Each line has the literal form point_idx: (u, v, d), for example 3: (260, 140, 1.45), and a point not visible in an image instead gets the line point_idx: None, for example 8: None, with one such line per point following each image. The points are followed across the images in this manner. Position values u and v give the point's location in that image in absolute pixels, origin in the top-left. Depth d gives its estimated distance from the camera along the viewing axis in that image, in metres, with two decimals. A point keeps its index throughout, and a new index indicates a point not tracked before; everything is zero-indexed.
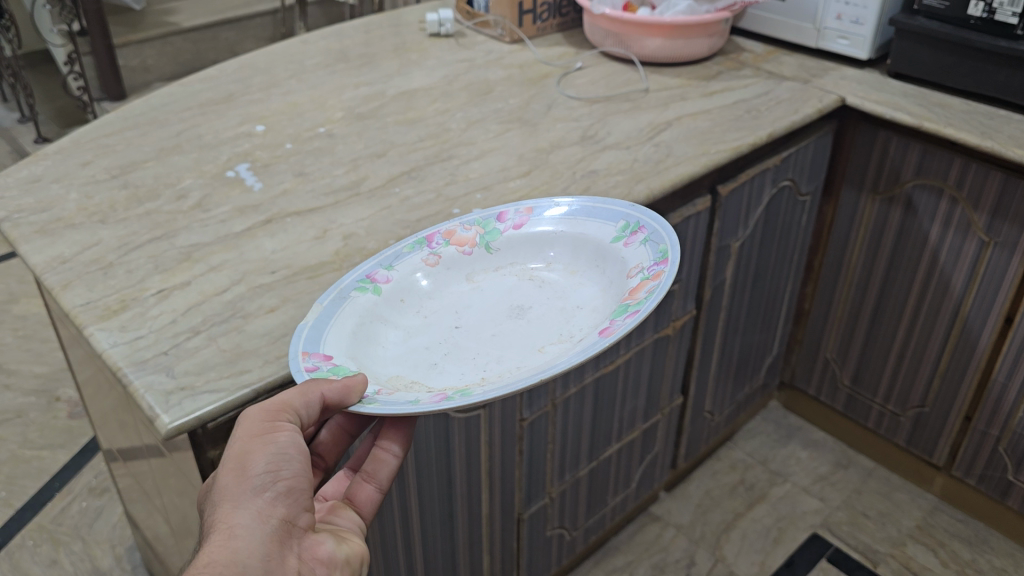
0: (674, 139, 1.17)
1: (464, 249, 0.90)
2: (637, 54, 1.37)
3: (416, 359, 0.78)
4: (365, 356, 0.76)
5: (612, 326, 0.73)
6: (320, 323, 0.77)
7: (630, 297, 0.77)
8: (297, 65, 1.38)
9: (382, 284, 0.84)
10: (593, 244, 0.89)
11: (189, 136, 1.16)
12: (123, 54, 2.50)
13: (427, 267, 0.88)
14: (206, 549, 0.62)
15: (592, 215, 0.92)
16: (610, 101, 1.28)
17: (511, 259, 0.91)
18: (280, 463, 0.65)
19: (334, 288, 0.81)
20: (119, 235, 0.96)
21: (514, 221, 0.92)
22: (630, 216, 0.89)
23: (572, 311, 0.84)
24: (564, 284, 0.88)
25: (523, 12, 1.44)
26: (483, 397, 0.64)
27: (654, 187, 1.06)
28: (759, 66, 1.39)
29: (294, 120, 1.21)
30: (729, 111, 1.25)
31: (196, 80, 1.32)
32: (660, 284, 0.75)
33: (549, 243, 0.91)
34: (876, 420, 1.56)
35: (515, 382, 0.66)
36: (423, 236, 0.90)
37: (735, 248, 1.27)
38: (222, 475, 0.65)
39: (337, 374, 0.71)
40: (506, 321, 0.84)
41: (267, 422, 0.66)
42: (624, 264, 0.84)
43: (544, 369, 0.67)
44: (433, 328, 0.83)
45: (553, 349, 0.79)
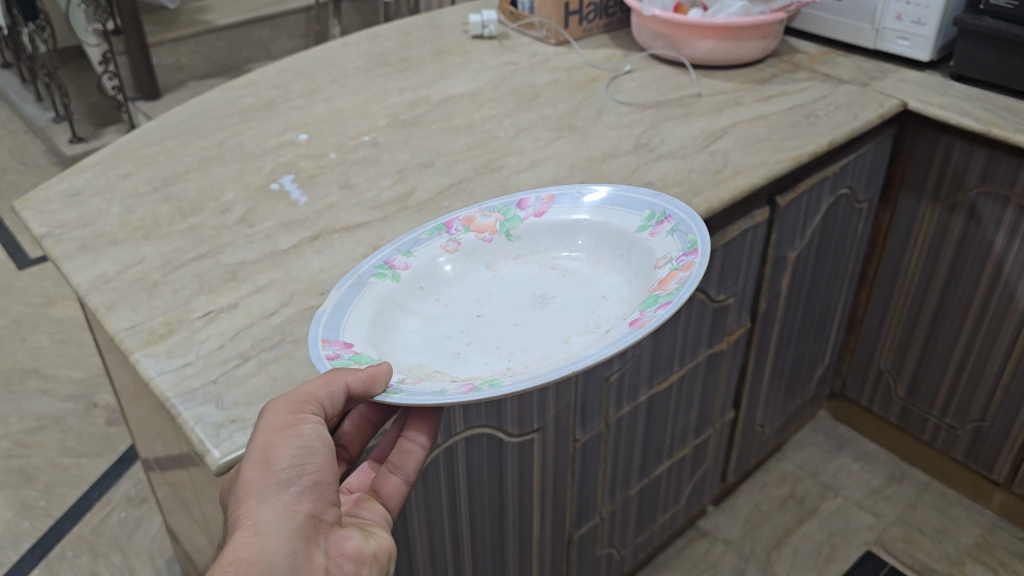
0: (731, 147, 1.12)
1: (484, 236, 0.90)
2: (688, 56, 1.33)
3: (438, 348, 0.77)
4: (386, 343, 0.75)
5: (643, 316, 0.71)
6: (339, 310, 0.76)
7: (659, 287, 0.76)
8: (339, 69, 1.34)
9: (400, 270, 0.83)
10: (616, 235, 0.88)
11: (231, 145, 1.13)
12: (157, 53, 2.49)
13: (447, 253, 0.87)
14: (230, 546, 0.59)
15: (615, 205, 0.90)
16: (661, 105, 1.23)
17: (532, 247, 0.90)
18: (305, 456, 0.63)
19: (353, 274, 0.80)
20: (163, 251, 0.93)
21: (535, 208, 0.92)
22: (655, 205, 0.88)
23: (597, 301, 0.83)
24: (588, 273, 0.87)
25: (569, 13, 1.40)
26: (514, 386, 0.63)
27: (713, 200, 1.02)
28: (815, 68, 1.34)
29: (338, 128, 1.17)
30: (787, 117, 1.20)
31: (235, 86, 1.29)
32: (691, 275, 0.74)
33: (571, 232, 0.90)
34: (931, 433, 1.51)
35: (546, 371, 0.64)
36: (441, 222, 0.89)
37: (792, 259, 1.22)
38: (246, 469, 0.63)
39: (359, 362, 0.69)
40: (530, 311, 0.83)
41: (292, 414, 0.64)
42: (650, 255, 0.83)
43: (576, 359, 0.65)
44: (454, 317, 0.82)
45: (580, 340, 0.78)
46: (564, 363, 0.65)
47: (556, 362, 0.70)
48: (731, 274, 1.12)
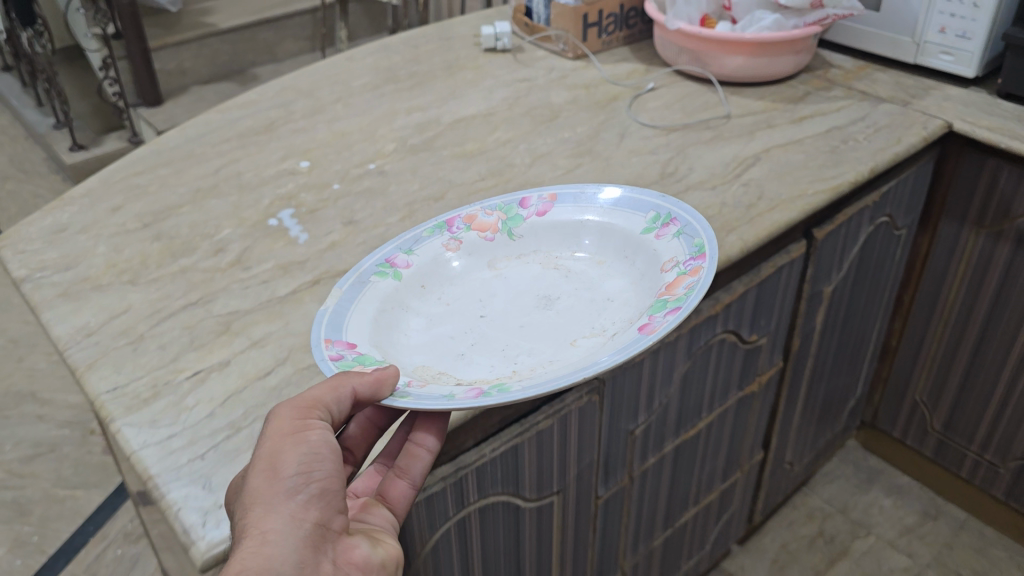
0: (765, 176, 1.04)
1: (486, 235, 0.92)
2: (715, 73, 1.24)
3: (441, 348, 0.79)
4: (390, 343, 0.77)
5: (651, 323, 0.72)
6: (342, 310, 0.78)
7: (668, 293, 0.77)
8: (344, 87, 1.26)
9: (402, 269, 0.85)
10: (620, 235, 0.90)
11: (228, 175, 1.06)
12: (160, 58, 2.41)
13: (450, 251, 0.89)
14: (238, 556, 0.55)
15: (619, 208, 0.93)
16: (688, 128, 1.15)
17: (535, 246, 0.92)
18: (312, 463, 0.60)
19: (355, 273, 0.82)
20: (151, 299, 0.86)
21: (537, 208, 0.94)
22: (661, 207, 0.90)
23: (602, 303, 0.84)
24: (592, 273, 0.89)
25: (588, 25, 1.32)
26: (521, 392, 0.64)
27: (748, 238, 0.93)
28: (851, 85, 1.26)
29: (342, 155, 1.09)
30: (823, 141, 1.11)
31: (234, 106, 1.22)
32: (699, 281, 0.76)
33: (574, 232, 0.92)
34: (970, 469, 1.43)
35: (557, 377, 0.65)
36: (443, 221, 0.92)
37: (828, 294, 1.14)
38: (252, 477, 0.59)
39: (363, 363, 0.71)
40: (534, 311, 0.85)
41: (299, 420, 0.62)
42: (655, 258, 0.85)
43: (585, 365, 0.67)
44: (456, 316, 0.84)
45: (586, 343, 0.78)
46: (572, 370, 0.66)
47: (562, 366, 0.72)
48: (764, 313, 1.04)
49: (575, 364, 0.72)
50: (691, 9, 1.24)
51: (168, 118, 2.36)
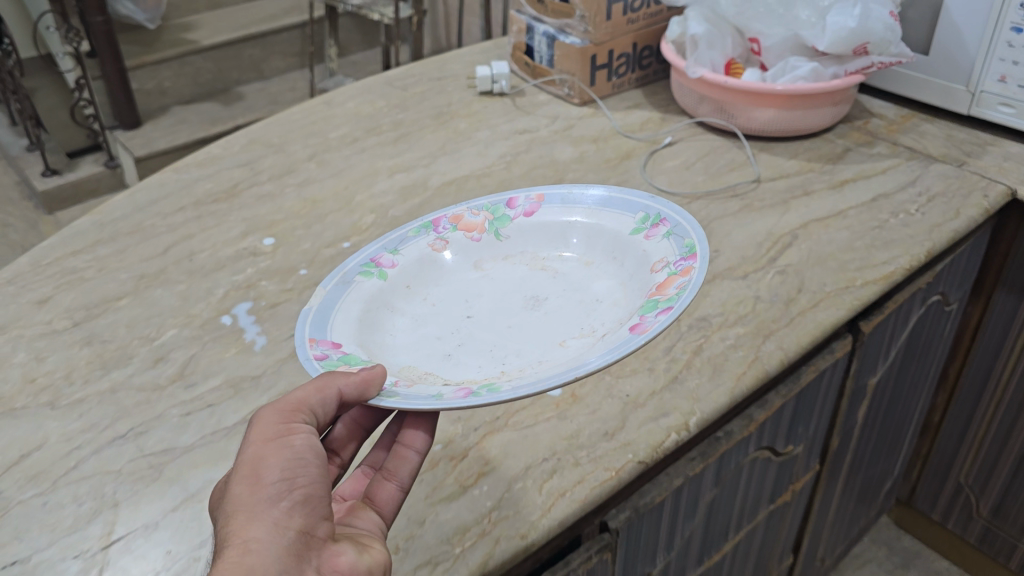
0: (804, 261, 0.89)
1: (472, 235, 0.85)
2: (741, 126, 1.09)
3: (427, 351, 0.71)
4: (375, 344, 0.69)
5: (643, 322, 0.66)
6: (326, 306, 0.71)
7: (658, 293, 0.71)
8: (319, 139, 1.12)
9: (387, 268, 0.79)
10: (610, 236, 0.84)
11: (180, 256, 0.92)
12: (137, 77, 2.27)
13: (433, 250, 0.83)
14: (215, 570, 0.46)
15: (608, 208, 0.86)
16: (712, 195, 1.00)
17: (522, 247, 0.85)
18: (296, 469, 0.51)
19: (339, 271, 0.76)
20: (71, 430, 0.72)
21: (525, 207, 0.88)
22: (650, 205, 0.83)
23: (591, 304, 0.77)
24: (580, 275, 0.82)
25: (597, 68, 1.17)
26: (508, 394, 0.56)
27: (788, 346, 0.79)
28: (896, 139, 1.11)
29: (313, 229, 0.95)
30: (869, 214, 0.96)
31: (192, 163, 1.07)
32: (693, 278, 0.70)
33: (562, 233, 0.85)
34: (1020, 561, 1.28)
35: (549, 373, 0.59)
36: (429, 220, 0.85)
37: (872, 386, 0.99)
38: (232, 486, 0.51)
39: (348, 363, 0.64)
40: (523, 313, 0.77)
41: (282, 422, 0.53)
42: (644, 257, 0.78)
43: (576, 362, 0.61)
44: (442, 317, 0.76)
45: (576, 344, 0.71)
46: (561, 367, 0.60)
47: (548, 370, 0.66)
48: (803, 419, 0.89)
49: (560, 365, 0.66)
50: (715, 53, 1.09)
51: (145, 142, 2.21)
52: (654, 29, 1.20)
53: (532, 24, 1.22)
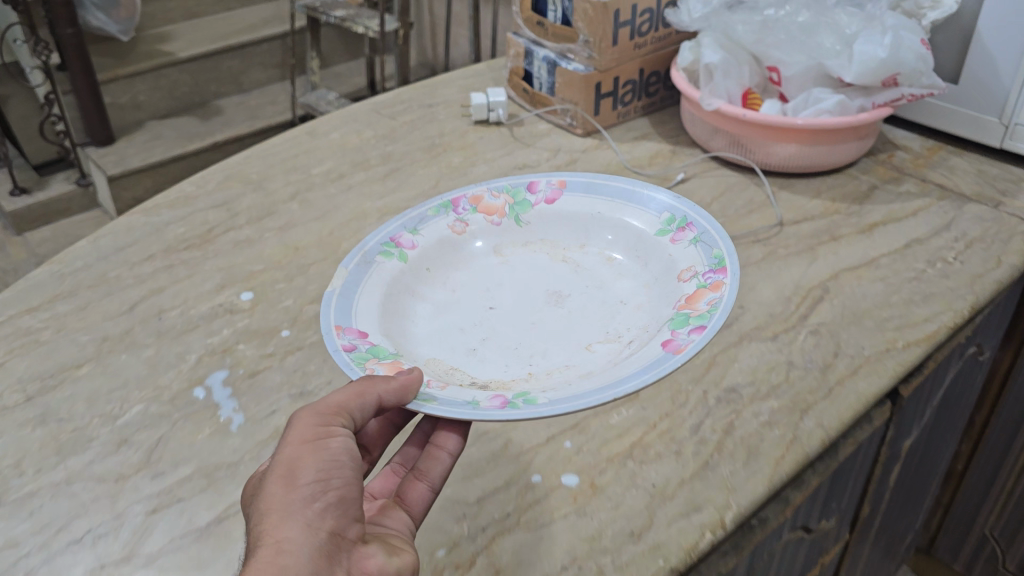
0: (838, 320, 0.81)
1: (492, 218, 0.96)
2: (760, 161, 1.01)
3: (454, 341, 0.81)
4: (401, 332, 0.80)
5: (675, 339, 0.75)
6: (349, 292, 0.81)
7: (688, 306, 0.80)
8: (302, 175, 1.02)
9: (407, 250, 0.88)
10: (635, 233, 0.92)
11: (148, 315, 0.82)
12: (110, 91, 2.16)
13: (453, 232, 0.93)
14: (249, 569, 0.48)
15: (629, 204, 0.95)
16: (732, 241, 0.92)
17: (541, 235, 0.95)
18: (331, 471, 0.53)
19: (359, 252, 0.85)
20: (16, 535, 0.62)
21: (545, 194, 0.98)
22: (677, 208, 0.92)
23: (615, 305, 0.85)
24: (602, 271, 0.90)
25: (601, 96, 1.09)
26: (537, 410, 0.67)
27: (829, 424, 0.71)
28: (924, 176, 1.03)
29: (297, 282, 0.85)
30: (904, 263, 0.89)
31: (163, 204, 0.97)
32: (722, 299, 0.78)
33: (584, 225, 0.95)
34: None
35: (580, 389, 0.70)
36: (448, 201, 0.96)
37: (906, 448, 0.92)
38: (267, 485, 0.52)
39: (377, 355, 0.73)
40: (546, 307, 0.86)
41: (320, 426, 0.55)
42: (674, 264, 0.87)
43: (605, 384, 0.70)
44: (465, 305, 0.86)
45: (602, 348, 0.80)
46: (592, 382, 0.71)
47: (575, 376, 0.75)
48: (836, 493, 0.82)
49: (586, 372, 0.75)
50: (731, 83, 1.00)
51: (119, 160, 2.11)
52: (661, 54, 1.12)
53: (531, 48, 1.13)
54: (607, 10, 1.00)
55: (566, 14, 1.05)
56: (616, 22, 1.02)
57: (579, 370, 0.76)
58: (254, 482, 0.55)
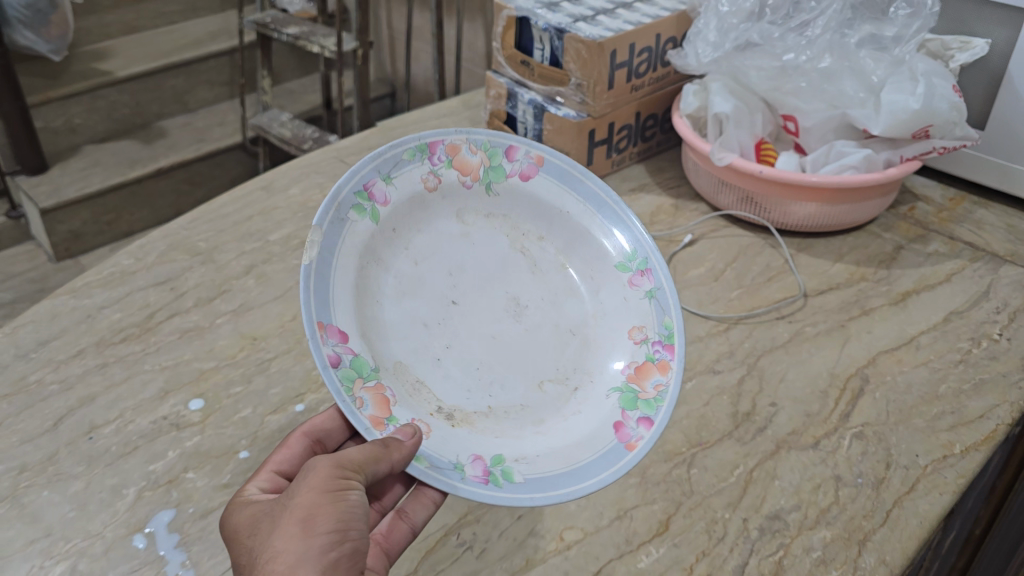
0: (884, 419, 0.71)
1: (464, 179, 0.73)
2: (775, 221, 0.91)
3: (415, 343, 0.67)
4: (368, 327, 0.64)
5: (624, 425, 0.62)
6: (324, 268, 0.62)
7: (635, 381, 0.66)
8: (258, 243, 0.89)
9: (380, 205, 0.68)
10: (595, 248, 0.75)
11: (76, 433, 0.67)
12: (43, 115, 1.98)
13: (424, 188, 0.72)
14: None
15: (602, 211, 0.75)
16: (755, 317, 0.81)
17: (507, 209, 0.76)
18: (349, 522, 0.50)
19: (333, 203, 0.64)
20: None
21: (523, 166, 0.75)
22: (641, 241, 0.73)
23: (565, 336, 0.71)
24: (559, 283, 0.74)
25: (595, 144, 0.98)
26: (518, 496, 0.56)
27: (894, 558, 0.60)
28: (951, 232, 0.94)
29: (255, 385, 0.72)
30: (946, 342, 0.79)
31: (95, 281, 0.83)
32: (673, 384, 0.64)
33: (551, 215, 0.76)
34: None
35: (550, 468, 0.59)
36: (426, 142, 0.71)
37: (944, 543, 0.82)
38: (281, 527, 0.49)
39: (359, 374, 0.59)
40: (502, 318, 0.71)
41: (340, 473, 0.51)
42: (624, 311, 0.72)
43: (573, 465, 0.59)
44: (424, 295, 0.70)
45: (552, 390, 0.68)
46: (557, 458, 0.60)
47: (530, 429, 0.64)
48: None
49: (539, 425, 0.64)
50: (743, 134, 0.90)
51: (52, 190, 1.94)
52: (659, 95, 1.01)
53: (514, 89, 1.01)
54: (603, 51, 0.89)
55: (556, 55, 0.94)
56: (612, 63, 0.91)
57: (533, 420, 0.65)
58: (258, 517, 0.52)
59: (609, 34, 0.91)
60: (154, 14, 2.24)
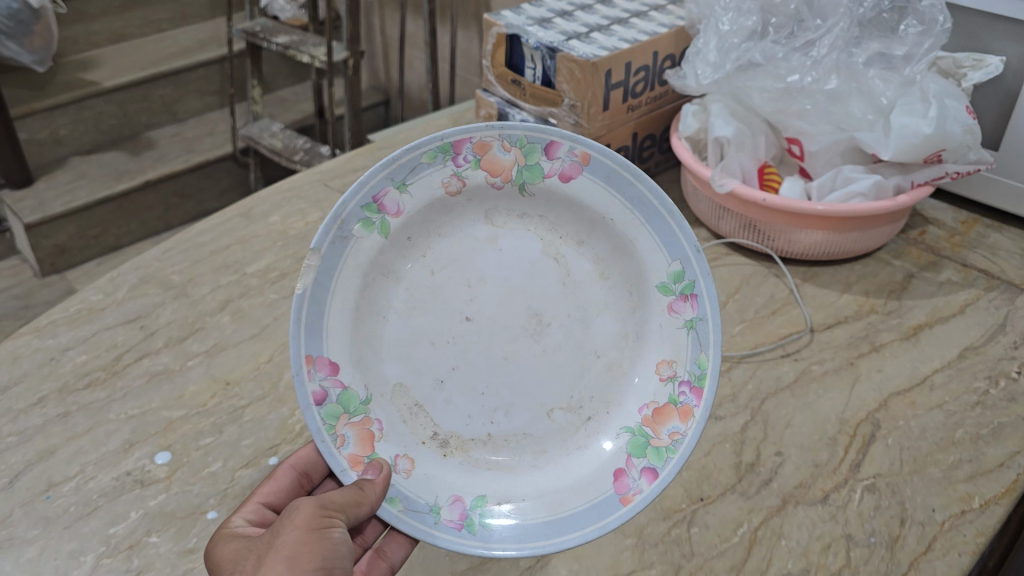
0: (897, 469, 0.66)
1: (493, 181, 0.63)
2: (780, 248, 0.86)
3: (421, 361, 0.63)
4: (366, 349, 0.62)
5: (626, 476, 0.59)
6: (320, 294, 0.59)
7: (650, 425, 0.61)
8: (235, 275, 0.84)
9: (391, 217, 0.61)
10: (635, 265, 0.64)
11: (32, 492, 0.63)
12: (27, 127, 1.94)
13: (445, 194, 0.63)
14: None
15: (651, 222, 0.62)
16: (759, 355, 0.77)
17: (542, 210, 0.65)
18: (334, 559, 0.50)
19: (336, 222, 0.58)
20: None
21: (564, 165, 0.62)
22: (691, 261, 0.61)
23: (586, 358, 0.65)
24: (594, 296, 0.65)
25: None
26: (487, 548, 0.56)
27: None
28: (963, 258, 0.90)
29: (227, 435, 0.68)
30: (963, 381, 0.74)
31: (61, 319, 0.78)
32: (690, 435, 0.58)
33: (592, 221, 0.64)
34: None
35: (533, 516, 0.58)
36: (451, 141, 0.61)
37: None
38: (266, 567, 0.48)
39: (346, 409, 0.60)
40: (520, 338, 0.65)
41: (323, 514, 0.51)
42: (657, 338, 0.63)
43: (559, 513, 0.58)
44: (438, 309, 0.64)
45: (563, 421, 0.63)
46: (545, 502, 0.59)
47: (528, 460, 0.62)
48: None
49: (539, 456, 0.62)
50: (744, 157, 0.85)
51: (37, 205, 1.90)
52: (656, 114, 0.96)
53: (504, 109, 0.97)
54: (597, 71, 0.85)
55: (548, 74, 0.90)
56: (607, 83, 0.87)
57: (534, 450, 0.62)
58: (238, 561, 0.51)
59: (603, 52, 0.86)
60: (141, 22, 2.19)
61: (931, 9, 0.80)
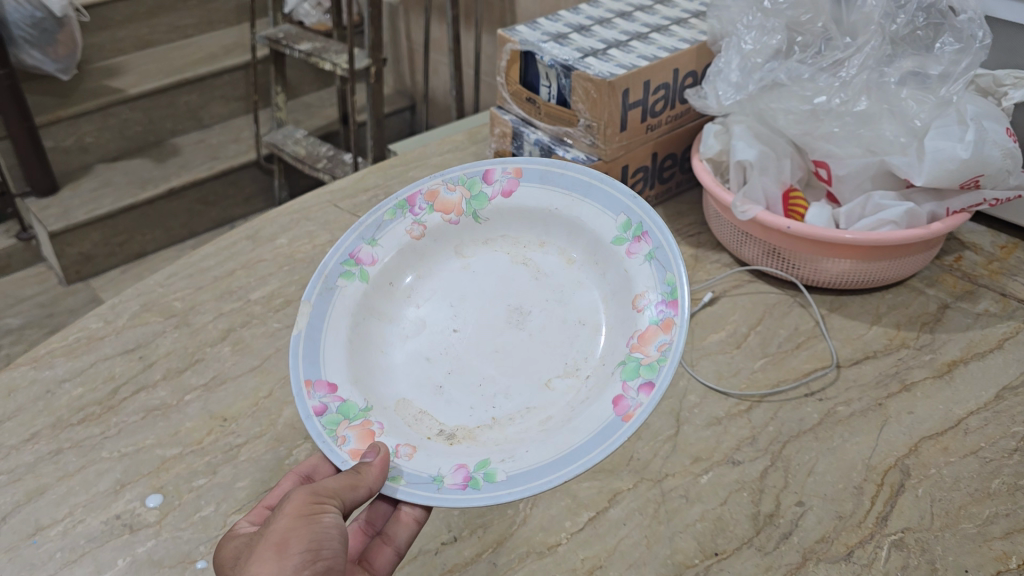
0: (928, 524, 0.62)
1: (449, 218, 0.71)
2: (805, 276, 0.82)
3: (417, 375, 0.64)
4: (366, 370, 0.64)
5: (624, 400, 0.56)
6: (315, 333, 0.63)
7: (639, 352, 0.60)
8: (238, 302, 0.82)
9: (369, 267, 0.69)
10: (592, 237, 0.68)
11: (18, 536, 0.61)
12: (53, 135, 1.94)
13: (412, 240, 0.70)
14: None
15: (589, 195, 0.68)
16: (781, 395, 0.73)
17: (505, 230, 0.71)
18: (321, 541, 0.48)
19: (318, 276, 0.66)
20: None
21: (503, 183, 0.71)
22: (632, 206, 0.66)
23: (573, 328, 0.66)
24: (566, 279, 0.69)
25: None
26: (495, 496, 0.53)
27: None
28: (1002, 287, 0.85)
29: (221, 476, 0.65)
30: (1001, 425, 0.69)
31: (59, 349, 0.77)
32: (677, 343, 0.58)
33: (544, 219, 0.70)
34: None
35: (534, 462, 0.54)
36: (403, 198, 0.71)
37: None
38: (255, 554, 0.48)
39: (346, 416, 0.59)
40: (505, 328, 0.67)
41: (313, 500, 0.50)
42: (628, 281, 0.65)
43: (563, 450, 0.55)
44: (428, 330, 0.67)
45: (562, 386, 0.62)
46: (547, 447, 0.56)
47: (534, 427, 0.59)
48: None
49: (544, 422, 0.59)
50: (768, 181, 0.81)
51: (62, 213, 1.90)
52: (677, 134, 0.93)
53: (519, 128, 0.94)
54: (614, 91, 0.81)
55: (563, 93, 0.86)
56: (624, 103, 0.83)
57: (539, 418, 0.60)
58: (236, 550, 0.50)
59: (620, 70, 0.82)
60: (168, 28, 2.19)
61: (969, 25, 0.75)
